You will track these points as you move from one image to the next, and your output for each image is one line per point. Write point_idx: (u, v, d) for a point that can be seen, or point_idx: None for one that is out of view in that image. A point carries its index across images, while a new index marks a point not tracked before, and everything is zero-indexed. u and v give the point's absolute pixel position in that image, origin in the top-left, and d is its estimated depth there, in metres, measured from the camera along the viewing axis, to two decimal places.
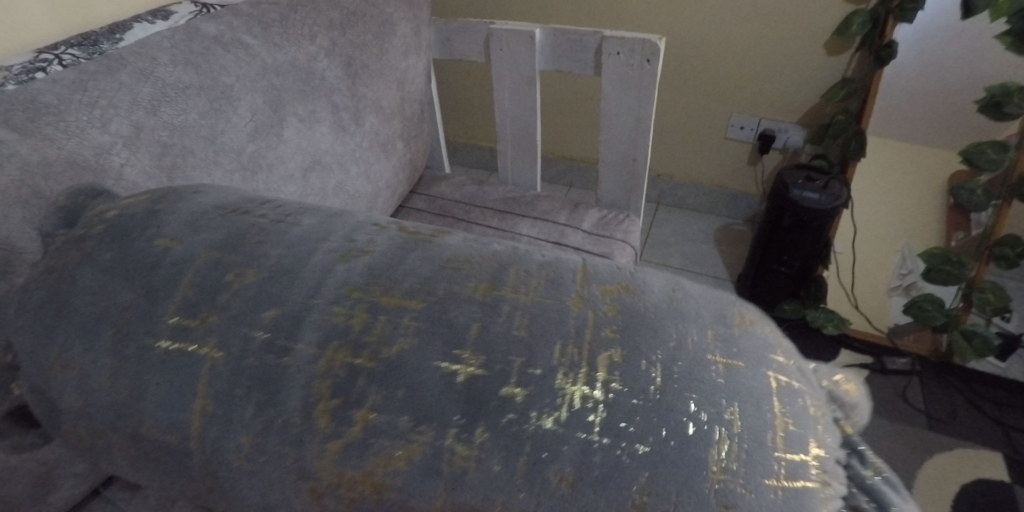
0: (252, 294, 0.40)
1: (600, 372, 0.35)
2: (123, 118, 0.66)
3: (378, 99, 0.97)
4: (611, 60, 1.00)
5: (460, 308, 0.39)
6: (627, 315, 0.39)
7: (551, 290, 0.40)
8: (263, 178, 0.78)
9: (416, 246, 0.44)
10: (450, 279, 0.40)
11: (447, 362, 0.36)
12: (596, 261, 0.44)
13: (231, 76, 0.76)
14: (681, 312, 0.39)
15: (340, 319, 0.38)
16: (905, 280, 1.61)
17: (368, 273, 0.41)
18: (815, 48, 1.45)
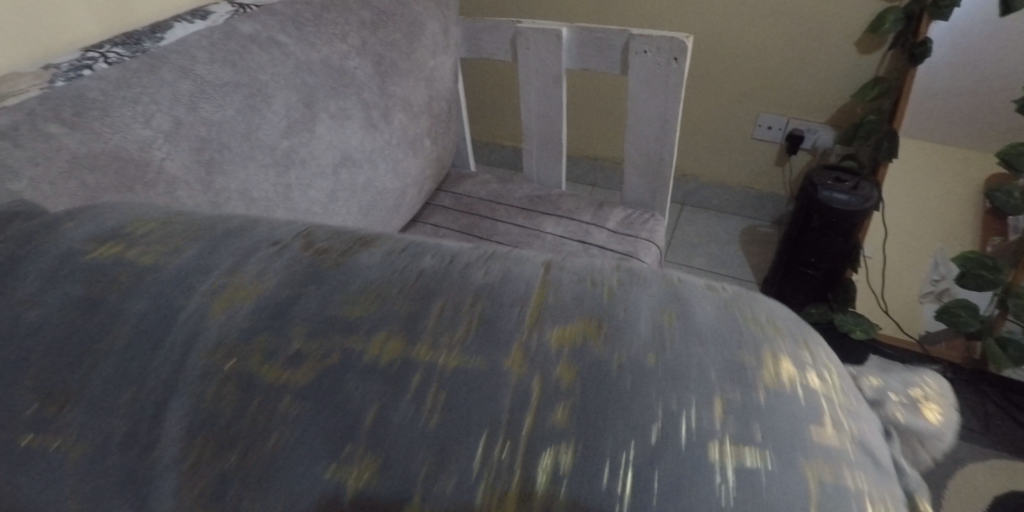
0: (116, 369, 0.35)
1: (541, 484, 0.28)
2: (165, 113, 0.69)
3: (407, 97, 0.98)
4: (638, 58, 1.00)
5: (354, 389, 0.32)
6: (598, 378, 0.31)
7: (479, 344, 0.33)
8: (296, 173, 0.81)
9: (321, 276, 0.38)
10: (350, 337, 0.34)
11: (334, 469, 0.30)
12: (566, 282, 0.37)
13: (266, 74, 0.78)
14: (673, 373, 0.31)
15: (208, 401, 0.33)
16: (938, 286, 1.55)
17: (243, 335, 0.35)
18: (847, 46, 1.42)
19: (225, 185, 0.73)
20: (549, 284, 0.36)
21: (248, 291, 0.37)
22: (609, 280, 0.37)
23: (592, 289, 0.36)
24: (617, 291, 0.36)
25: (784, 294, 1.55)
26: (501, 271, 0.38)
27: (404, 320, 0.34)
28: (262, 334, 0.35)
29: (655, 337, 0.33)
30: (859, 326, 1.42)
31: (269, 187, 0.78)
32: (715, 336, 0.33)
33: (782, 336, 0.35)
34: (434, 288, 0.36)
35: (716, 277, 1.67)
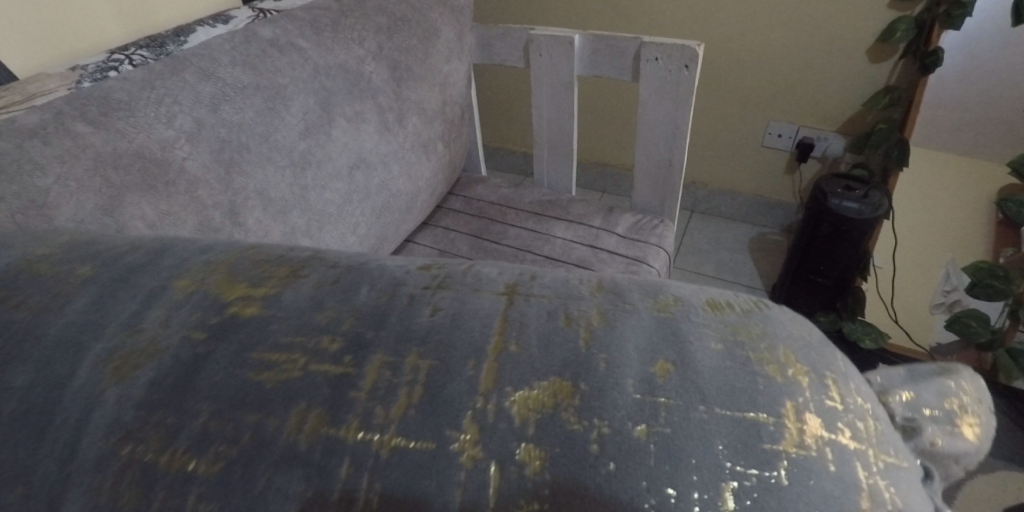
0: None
1: None
2: (187, 115, 0.71)
3: (421, 101, 0.99)
4: (650, 66, 1.01)
5: (269, 482, 0.26)
6: (579, 458, 0.26)
7: (418, 423, 0.27)
8: (312, 174, 0.83)
9: (233, 324, 0.32)
10: (262, 415, 0.28)
11: None
12: (533, 319, 0.31)
13: (285, 77, 0.80)
14: (671, 449, 0.26)
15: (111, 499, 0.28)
16: (949, 297, 1.56)
17: (139, 411, 0.29)
18: (858, 56, 1.43)
19: (243, 185, 0.75)
20: (512, 322, 0.31)
21: (149, 352, 0.31)
22: (587, 314, 0.32)
23: (564, 328, 0.31)
24: (594, 331, 0.30)
25: (792, 301, 1.55)
26: (454, 307, 0.33)
27: (330, 386, 0.29)
28: (158, 412, 0.29)
29: (647, 398, 0.27)
30: (869, 335, 1.42)
31: (286, 187, 0.80)
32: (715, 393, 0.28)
33: (796, 379, 0.29)
34: (367, 339, 0.30)
35: (724, 284, 1.67)
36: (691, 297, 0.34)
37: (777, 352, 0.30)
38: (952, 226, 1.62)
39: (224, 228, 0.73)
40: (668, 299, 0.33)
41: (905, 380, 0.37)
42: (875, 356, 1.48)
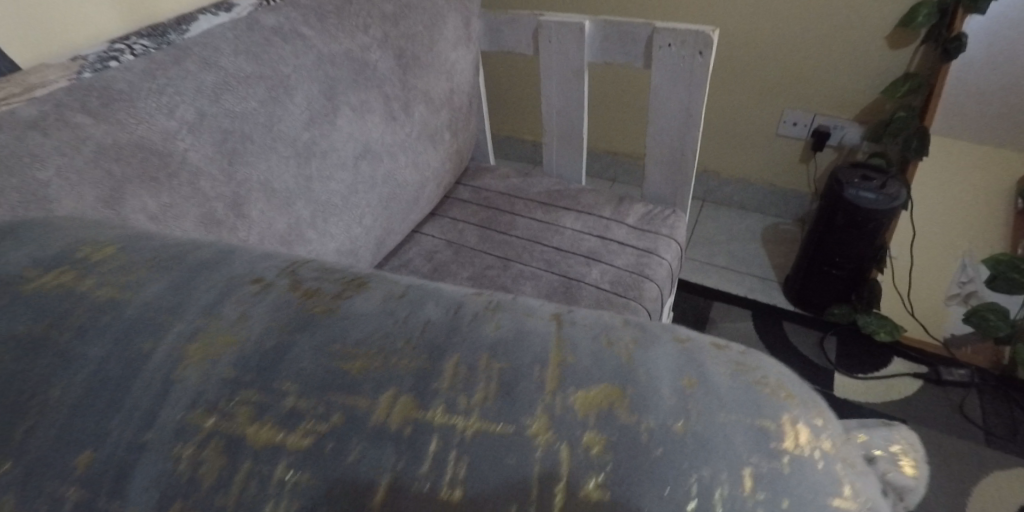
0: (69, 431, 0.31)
1: None
2: (189, 105, 0.69)
3: (428, 90, 0.97)
4: (661, 52, 0.99)
5: (360, 454, 0.29)
6: (630, 450, 0.28)
7: (498, 411, 0.30)
8: (317, 165, 0.81)
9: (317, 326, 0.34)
10: (366, 401, 0.30)
11: None
12: (582, 342, 0.34)
13: (289, 66, 0.79)
14: (702, 443, 0.29)
15: (178, 470, 0.29)
16: (965, 288, 1.52)
17: (225, 389, 0.31)
18: (877, 41, 1.38)
19: (246, 176, 0.74)
20: (565, 342, 0.34)
21: (228, 339, 0.33)
22: (623, 338, 0.34)
23: (606, 349, 0.33)
24: (634, 355, 0.33)
25: (806, 293, 1.52)
26: (513, 326, 0.35)
27: (414, 378, 0.31)
28: (271, 387, 0.31)
29: (674, 403, 0.30)
30: (883, 327, 1.41)
31: (291, 178, 0.79)
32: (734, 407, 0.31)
33: (794, 398, 0.32)
34: (441, 344, 0.33)
35: (736, 275, 1.64)
36: (700, 337, 0.36)
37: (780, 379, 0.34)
38: (968, 219, 1.58)
39: (227, 220, 0.73)
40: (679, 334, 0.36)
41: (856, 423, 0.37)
42: (890, 349, 1.46)
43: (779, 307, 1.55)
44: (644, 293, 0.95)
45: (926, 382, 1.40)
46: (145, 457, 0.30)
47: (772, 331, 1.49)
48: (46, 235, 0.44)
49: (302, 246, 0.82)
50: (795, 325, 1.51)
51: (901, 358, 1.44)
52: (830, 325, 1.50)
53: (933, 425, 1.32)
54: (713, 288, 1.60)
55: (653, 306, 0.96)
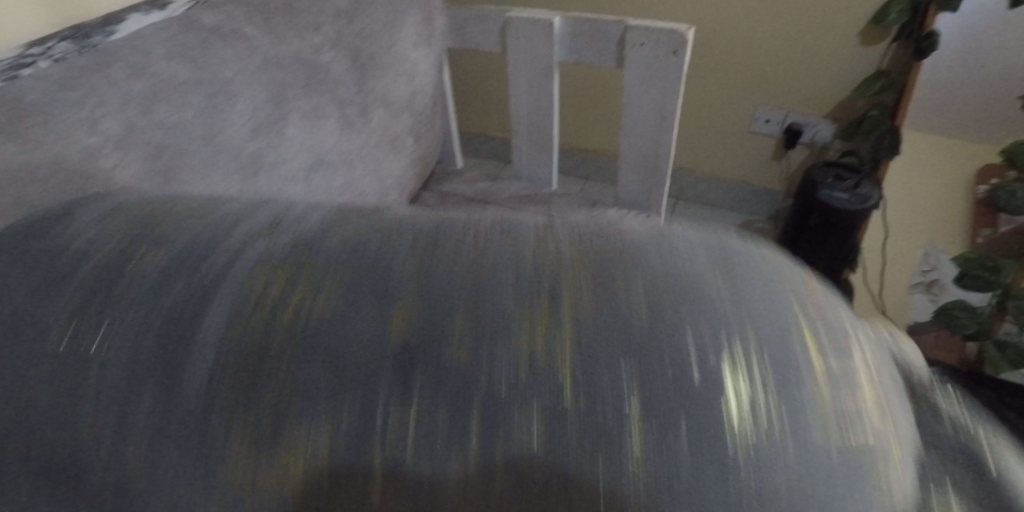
0: (145, 290, 0.34)
1: (566, 363, 0.27)
2: (115, 116, 0.62)
3: (387, 92, 0.91)
4: (634, 51, 0.94)
5: (391, 268, 0.32)
6: (609, 267, 0.31)
7: (500, 245, 0.33)
8: (264, 179, 0.74)
9: (351, 218, 0.39)
10: (392, 247, 0.34)
11: (373, 341, 0.29)
12: (571, 219, 0.37)
13: (231, 70, 0.72)
14: (675, 254, 0.32)
15: (243, 299, 0.32)
16: (928, 277, 1.55)
17: (278, 254, 0.35)
18: (850, 38, 1.37)
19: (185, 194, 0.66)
20: (554, 221, 0.37)
21: (283, 230, 0.38)
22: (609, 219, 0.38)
23: (593, 220, 0.37)
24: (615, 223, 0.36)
25: None
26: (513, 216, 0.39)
27: (433, 233, 0.35)
28: (304, 245, 0.35)
29: (654, 237, 0.34)
30: None
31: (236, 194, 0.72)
32: (730, 315, 0.29)
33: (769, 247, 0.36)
34: (451, 221, 0.37)
35: None
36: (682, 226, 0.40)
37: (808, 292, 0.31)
38: (933, 206, 1.56)
39: None
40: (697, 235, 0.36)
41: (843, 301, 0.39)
42: None
43: None
44: None
45: None
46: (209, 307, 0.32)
47: None
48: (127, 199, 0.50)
49: None
50: None
51: None
52: None
53: None
54: None
55: None
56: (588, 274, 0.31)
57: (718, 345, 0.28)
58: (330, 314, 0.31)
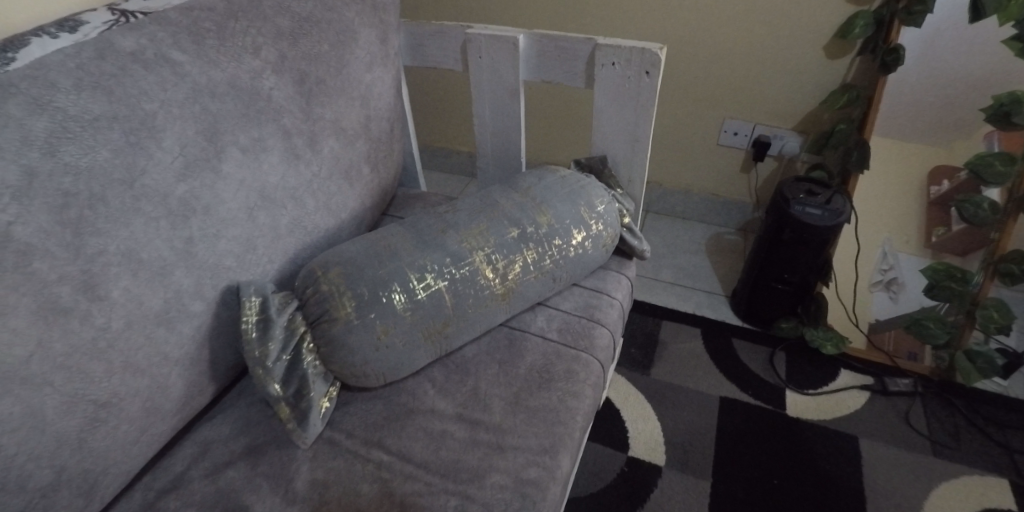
0: (318, 286, 0.73)
1: (479, 244, 0.77)
2: (11, 162, 0.53)
3: (340, 119, 0.83)
4: (606, 71, 0.88)
5: (385, 248, 0.76)
6: (458, 228, 0.79)
7: (418, 243, 0.76)
8: (198, 224, 0.66)
9: (362, 243, 0.77)
10: (372, 262, 0.74)
11: (375, 273, 0.73)
12: (445, 226, 0.79)
13: (153, 102, 0.63)
14: (511, 220, 0.80)
15: (344, 291, 0.72)
16: (887, 276, 1.47)
17: (344, 273, 0.73)
18: (815, 51, 1.35)
19: (101, 247, 0.59)
20: (439, 224, 0.79)
21: (332, 262, 0.75)
22: (467, 228, 0.79)
23: (456, 221, 0.80)
24: (481, 219, 0.80)
25: (754, 308, 1.47)
26: (426, 235, 0.78)
27: (410, 245, 0.76)
28: (321, 266, 0.75)
29: (510, 231, 0.79)
30: (830, 340, 1.39)
31: (164, 244, 0.63)
32: (609, 217, 0.87)
33: (551, 215, 0.82)
34: (414, 245, 0.76)
35: (683, 290, 1.59)
36: (536, 213, 0.81)
37: (549, 191, 0.85)
38: (883, 204, 1.46)
39: (76, 307, 0.57)
40: (541, 210, 0.82)
41: (583, 190, 0.86)
42: (837, 360, 1.42)
43: (727, 323, 1.50)
44: (594, 342, 0.85)
45: (872, 394, 1.36)
46: (325, 273, 0.74)
47: (722, 352, 1.44)
48: (265, 250, 0.75)
49: (187, 321, 0.67)
50: (744, 342, 1.46)
51: (847, 370, 1.40)
52: (778, 341, 1.45)
53: (885, 438, 1.27)
54: (661, 307, 1.55)
55: (605, 355, 0.86)
56: (487, 221, 0.80)
57: (577, 222, 0.83)
58: (407, 270, 0.74)
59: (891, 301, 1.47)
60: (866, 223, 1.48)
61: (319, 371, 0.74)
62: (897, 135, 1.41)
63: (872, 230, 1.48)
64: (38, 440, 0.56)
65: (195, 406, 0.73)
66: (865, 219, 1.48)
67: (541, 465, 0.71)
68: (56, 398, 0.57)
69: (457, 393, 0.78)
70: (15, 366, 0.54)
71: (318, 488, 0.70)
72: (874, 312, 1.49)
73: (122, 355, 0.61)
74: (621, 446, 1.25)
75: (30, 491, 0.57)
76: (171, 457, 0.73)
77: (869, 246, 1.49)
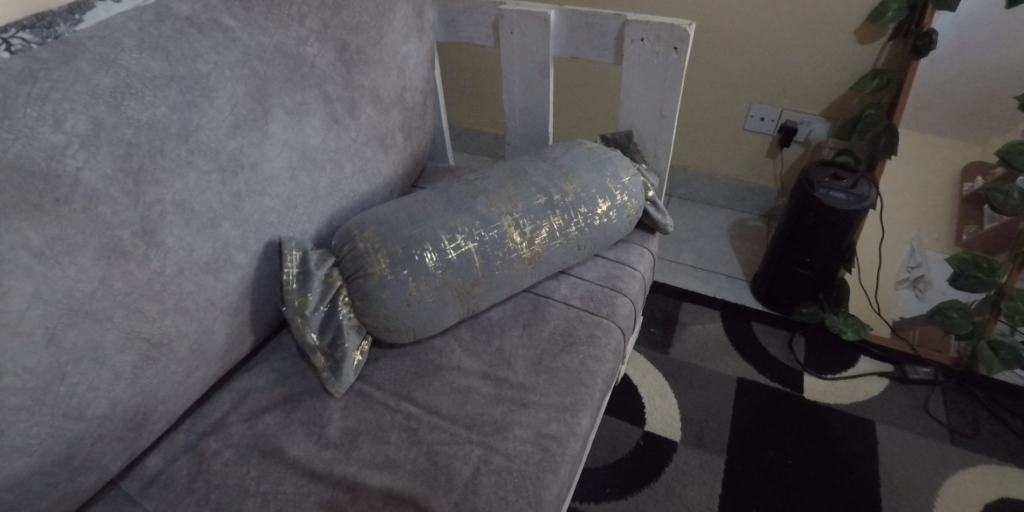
0: (353, 244, 0.77)
1: (507, 210, 0.80)
2: (80, 114, 0.58)
3: (377, 88, 0.87)
4: (634, 46, 0.90)
5: (418, 209, 0.80)
6: (488, 193, 0.82)
7: (449, 207, 0.80)
8: (245, 179, 0.71)
9: (397, 204, 0.81)
10: (404, 222, 0.78)
11: (408, 232, 0.77)
12: (476, 191, 0.82)
13: (207, 63, 0.67)
14: (539, 188, 0.83)
15: (377, 250, 0.76)
16: (914, 273, 1.44)
17: (377, 233, 0.77)
18: (846, 35, 1.34)
19: (158, 196, 0.63)
20: (470, 189, 0.83)
21: (368, 222, 0.78)
22: (496, 194, 0.82)
23: (486, 187, 0.83)
24: (510, 185, 0.83)
25: (775, 292, 1.48)
26: (457, 199, 0.81)
27: (442, 208, 0.80)
28: (356, 227, 0.78)
29: (539, 200, 0.82)
30: (851, 326, 1.39)
31: (214, 197, 0.68)
32: (635, 191, 0.89)
33: (579, 181, 0.84)
34: (445, 209, 0.79)
35: (704, 274, 1.61)
36: (564, 181, 0.84)
37: (578, 161, 0.88)
38: (911, 195, 1.44)
39: (135, 250, 0.62)
40: (569, 179, 0.84)
41: (610, 161, 0.89)
42: (858, 347, 1.42)
43: (748, 307, 1.52)
44: (616, 310, 0.88)
45: (892, 381, 1.35)
46: (360, 232, 0.77)
47: (741, 334, 1.45)
48: (307, 209, 0.79)
49: (232, 272, 0.71)
50: (764, 325, 1.47)
51: (867, 356, 1.40)
52: (798, 325, 1.46)
53: (902, 423, 1.27)
54: (681, 289, 1.56)
55: (626, 323, 0.89)
56: (516, 187, 0.83)
57: (603, 193, 0.85)
58: (436, 231, 0.77)
59: (917, 299, 1.44)
60: (892, 215, 1.46)
61: (353, 323, 0.78)
62: (926, 127, 1.40)
63: (900, 225, 1.46)
64: (99, 372, 0.61)
65: (236, 354, 0.77)
66: (893, 208, 1.46)
67: (561, 421, 0.74)
68: (115, 334, 0.62)
69: (482, 352, 0.82)
70: (81, 301, 0.59)
71: (349, 434, 0.73)
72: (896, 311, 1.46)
73: (173, 299, 0.66)
74: (638, 421, 1.27)
75: (90, 420, 0.62)
76: (213, 402, 0.78)
77: (897, 240, 1.46)
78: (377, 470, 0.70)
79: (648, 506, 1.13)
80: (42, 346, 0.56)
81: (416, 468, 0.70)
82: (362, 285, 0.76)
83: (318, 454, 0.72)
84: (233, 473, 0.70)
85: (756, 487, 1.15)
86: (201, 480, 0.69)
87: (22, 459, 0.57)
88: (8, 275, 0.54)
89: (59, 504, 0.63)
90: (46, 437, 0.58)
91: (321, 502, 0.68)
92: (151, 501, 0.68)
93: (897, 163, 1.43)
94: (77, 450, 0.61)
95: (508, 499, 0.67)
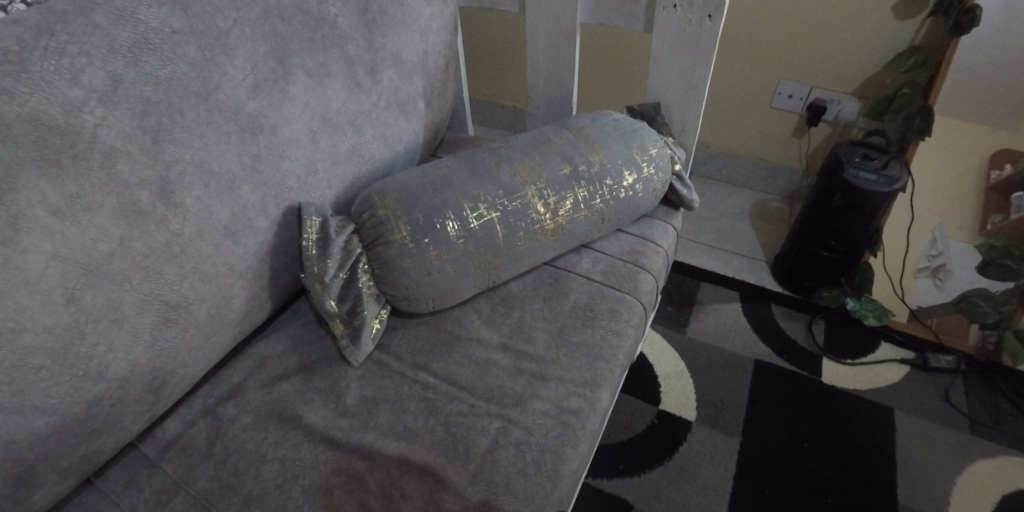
0: (374, 211, 0.75)
1: (530, 179, 0.78)
2: (98, 69, 0.57)
3: (399, 51, 0.84)
4: (666, 13, 0.87)
5: (439, 177, 0.78)
6: (511, 162, 0.80)
7: (471, 176, 0.78)
8: (265, 141, 0.69)
9: (419, 171, 0.79)
10: (423, 191, 0.76)
11: (431, 201, 0.75)
12: (498, 160, 0.80)
13: (227, 20, 0.65)
14: (566, 159, 0.81)
15: (395, 219, 0.74)
16: (937, 260, 1.39)
17: (394, 202, 0.75)
18: (885, 10, 1.28)
19: (176, 156, 0.62)
20: (494, 157, 0.80)
21: (388, 191, 0.76)
22: (519, 163, 0.79)
23: (507, 158, 0.80)
24: (535, 155, 0.80)
25: (796, 275, 1.45)
26: (478, 168, 0.79)
27: (465, 176, 0.78)
28: (374, 196, 0.76)
29: (564, 172, 0.79)
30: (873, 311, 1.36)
31: (234, 159, 0.66)
32: (662, 166, 0.87)
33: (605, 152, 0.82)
34: (466, 179, 0.77)
35: (724, 254, 1.58)
36: (589, 152, 0.81)
37: (606, 131, 0.85)
38: (940, 179, 1.39)
39: (154, 210, 0.61)
40: (595, 150, 0.82)
41: (638, 132, 0.86)
42: (879, 332, 1.39)
43: (767, 288, 1.49)
44: (638, 286, 0.85)
45: (912, 368, 1.32)
46: (379, 201, 0.76)
47: (760, 315, 1.43)
48: (329, 176, 0.78)
49: (252, 236, 0.70)
50: (784, 308, 1.44)
51: (889, 341, 1.37)
52: (819, 309, 1.43)
53: (922, 411, 1.25)
54: (700, 268, 1.54)
55: (648, 299, 0.87)
56: (541, 156, 0.80)
57: (630, 165, 0.83)
58: (458, 201, 0.75)
59: (937, 289, 1.39)
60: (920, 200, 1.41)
61: (373, 292, 0.77)
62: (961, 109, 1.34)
63: (925, 212, 1.41)
64: (117, 332, 0.60)
65: (254, 320, 0.77)
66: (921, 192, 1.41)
67: (582, 396, 0.73)
68: (134, 295, 0.61)
69: (503, 324, 0.81)
70: (99, 261, 0.58)
71: (367, 403, 0.73)
72: (917, 298, 1.41)
73: (192, 261, 0.65)
74: (653, 399, 1.26)
75: (109, 380, 0.61)
76: (231, 367, 0.77)
77: (922, 226, 1.41)
78: (395, 439, 0.69)
79: (661, 484, 1.12)
80: (61, 305, 0.56)
81: (435, 439, 0.69)
82: (382, 253, 0.74)
83: (335, 422, 0.71)
84: (250, 439, 0.70)
85: (771, 469, 1.14)
86: (220, 445, 0.69)
87: (41, 419, 0.56)
88: (25, 231, 0.53)
89: (79, 463, 0.62)
90: (66, 396, 0.58)
91: (339, 470, 0.67)
92: (169, 464, 0.68)
93: (928, 145, 1.38)
94: (96, 410, 0.61)
95: (527, 472, 0.66)
